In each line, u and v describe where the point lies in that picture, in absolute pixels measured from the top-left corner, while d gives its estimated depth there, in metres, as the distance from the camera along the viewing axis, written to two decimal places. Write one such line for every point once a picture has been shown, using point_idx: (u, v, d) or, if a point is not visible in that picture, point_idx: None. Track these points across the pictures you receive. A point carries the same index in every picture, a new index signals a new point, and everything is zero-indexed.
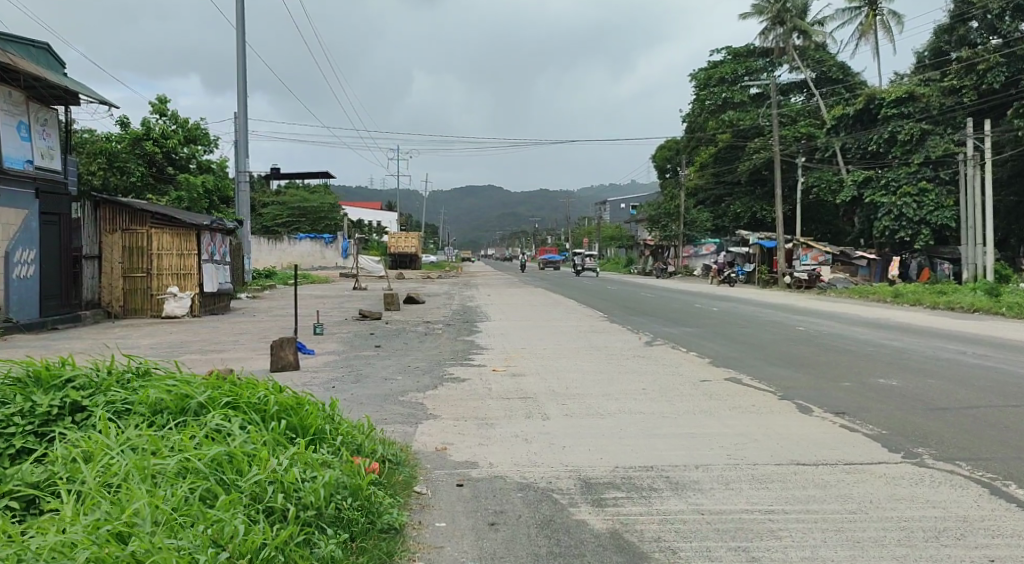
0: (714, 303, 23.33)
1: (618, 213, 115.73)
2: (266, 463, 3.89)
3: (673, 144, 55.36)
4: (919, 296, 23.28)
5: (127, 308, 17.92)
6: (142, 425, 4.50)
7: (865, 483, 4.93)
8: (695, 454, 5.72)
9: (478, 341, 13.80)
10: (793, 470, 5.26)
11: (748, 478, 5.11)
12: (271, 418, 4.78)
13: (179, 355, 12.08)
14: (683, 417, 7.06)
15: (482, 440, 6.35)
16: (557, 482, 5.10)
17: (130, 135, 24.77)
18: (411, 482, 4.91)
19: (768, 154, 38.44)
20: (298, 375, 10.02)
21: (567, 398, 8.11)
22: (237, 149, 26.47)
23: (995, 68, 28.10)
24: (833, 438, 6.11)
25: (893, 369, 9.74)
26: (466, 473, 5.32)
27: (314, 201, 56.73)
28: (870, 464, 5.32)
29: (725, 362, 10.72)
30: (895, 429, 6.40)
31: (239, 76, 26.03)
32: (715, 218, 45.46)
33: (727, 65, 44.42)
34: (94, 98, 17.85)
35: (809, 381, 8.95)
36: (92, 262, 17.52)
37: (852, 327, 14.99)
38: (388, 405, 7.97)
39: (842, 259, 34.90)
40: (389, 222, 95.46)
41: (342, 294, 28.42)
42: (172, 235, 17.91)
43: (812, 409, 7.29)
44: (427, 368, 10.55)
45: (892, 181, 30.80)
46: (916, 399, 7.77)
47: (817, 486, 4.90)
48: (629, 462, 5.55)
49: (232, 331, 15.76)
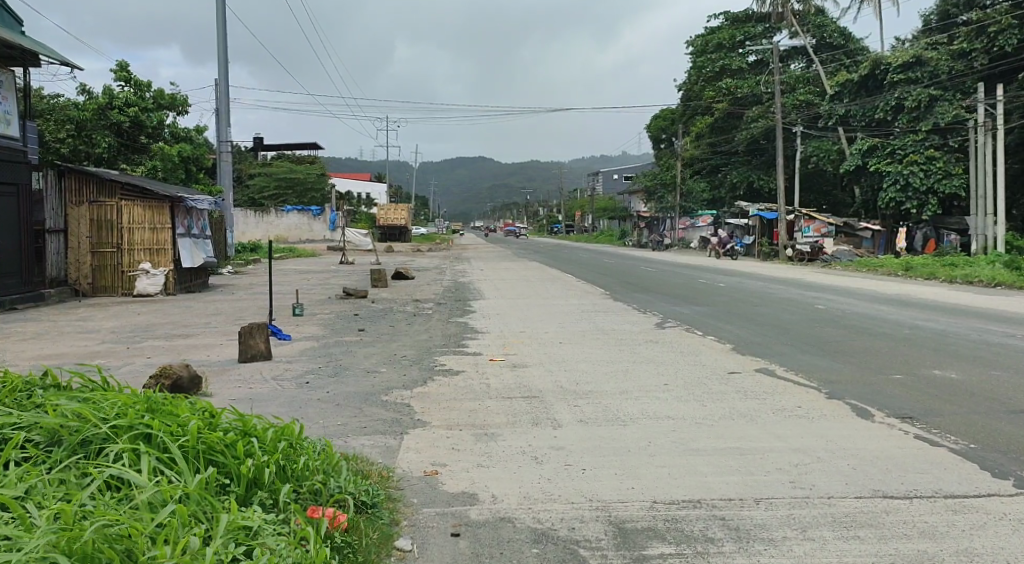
0: (718, 277, 22.09)
1: (611, 184, 112.67)
2: (178, 560, 2.73)
3: (667, 112, 53.61)
4: (932, 269, 22.14)
5: (96, 286, 16.60)
6: (19, 469, 3.27)
7: (989, 531, 3.75)
8: (750, 482, 4.56)
9: (471, 324, 12.59)
10: (882, 508, 4.08)
11: (830, 522, 3.92)
12: (202, 455, 3.60)
13: (141, 341, 10.81)
14: (721, 425, 5.89)
15: (482, 460, 5.15)
16: (581, 528, 3.92)
17: (94, 104, 22.86)
18: (389, 533, 3.76)
19: (767, 122, 37.08)
20: (269, 367, 8.80)
21: (578, 397, 6.96)
22: (217, 118, 24.98)
23: (1007, 30, 26.35)
24: (913, 456, 4.96)
25: (942, 357, 8.58)
26: (462, 514, 4.14)
27: (301, 170, 54.90)
28: (979, 500, 4.15)
29: (749, 348, 9.57)
30: (985, 442, 5.24)
31: (219, 41, 24.43)
32: (712, 188, 43.73)
33: (725, 31, 42.81)
34: (56, 57, 16.37)
35: (853, 373, 7.81)
36: (57, 236, 16.18)
37: (875, 305, 13.88)
38: (367, 406, 6.80)
39: (845, 230, 33.81)
40: (379, 194, 93.24)
41: (328, 269, 27.13)
42: (144, 208, 16.51)
43: (872, 412, 6.14)
44: (415, 358, 9.33)
45: (899, 148, 29.24)
46: (988, 398, 6.60)
47: (927, 536, 3.71)
48: (670, 495, 4.38)
49: (205, 311, 14.52)
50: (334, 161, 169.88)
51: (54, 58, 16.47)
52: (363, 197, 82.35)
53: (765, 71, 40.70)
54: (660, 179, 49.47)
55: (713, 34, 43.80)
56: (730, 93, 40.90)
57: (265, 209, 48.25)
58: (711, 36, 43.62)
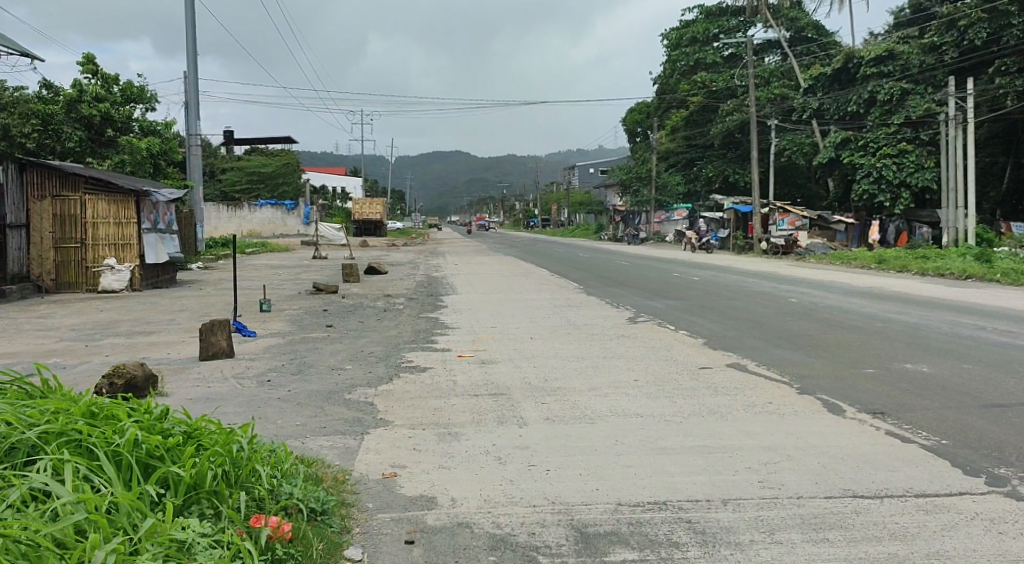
0: (693, 271, 22.07)
1: (587, 178, 113.01)
2: None
3: (643, 106, 53.67)
4: (904, 262, 22.30)
5: (61, 282, 16.10)
6: None
7: (961, 531, 3.65)
8: (717, 481, 4.44)
9: (442, 319, 12.37)
10: (852, 508, 3.97)
11: (798, 523, 3.80)
12: (137, 463, 3.36)
13: (101, 339, 10.46)
14: (690, 422, 5.75)
15: (443, 461, 4.96)
16: (542, 533, 3.76)
17: (64, 97, 22.39)
18: (337, 542, 3.57)
19: (742, 116, 37.21)
20: (230, 365, 8.54)
21: (546, 395, 6.78)
22: (186, 111, 24.51)
23: (976, 25, 26.54)
24: (885, 452, 4.87)
25: (915, 351, 8.52)
26: (419, 519, 3.95)
27: (272, 164, 54.04)
28: (950, 498, 4.06)
29: (721, 342, 9.46)
30: (958, 438, 5.16)
31: (188, 33, 23.98)
32: (687, 182, 43.78)
33: (700, 24, 42.79)
34: (16, 48, 15.89)
35: (825, 368, 7.73)
36: (19, 231, 15.68)
37: (848, 297, 13.89)
38: (329, 405, 6.59)
39: (819, 223, 33.96)
40: (354, 188, 92.39)
41: (300, 264, 26.74)
42: (109, 202, 16.19)
43: (843, 408, 6.05)
44: (382, 355, 9.09)
45: (871, 142, 29.41)
46: (960, 391, 6.55)
47: (897, 538, 3.60)
48: (635, 497, 4.24)
49: (170, 307, 14.15)
50: (309, 155, 168.13)
51: (14, 49, 16.01)
52: (337, 191, 81.50)
53: (739, 65, 40.79)
54: (635, 173, 49.49)
55: (687, 27, 43.82)
56: (705, 86, 40.84)
57: (237, 204, 47.50)
58: (686, 29, 43.58)
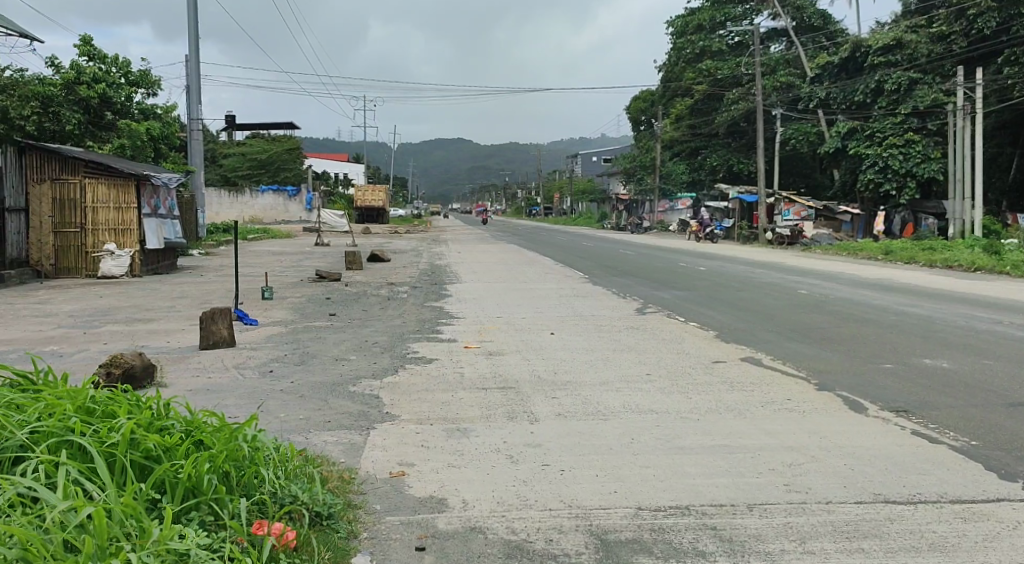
0: (697, 260, 21.86)
1: (590, 166, 112.71)
2: None
3: (647, 94, 53.40)
4: (911, 253, 22.06)
5: (59, 267, 15.89)
6: None
7: (1005, 542, 3.44)
8: (742, 484, 4.24)
9: (446, 308, 12.17)
10: (886, 515, 3.78)
11: (831, 531, 3.61)
12: (130, 463, 3.15)
13: (100, 326, 10.26)
14: (708, 421, 5.53)
15: (453, 460, 4.76)
16: (559, 540, 3.56)
17: (62, 79, 22.07)
18: (344, 549, 3.38)
19: (748, 104, 36.87)
20: (231, 354, 8.33)
21: (555, 389, 6.57)
22: (187, 95, 24.17)
23: (985, 13, 26.24)
24: (914, 454, 4.66)
25: (931, 346, 8.30)
26: (430, 523, 3.76)
27: (272, 150, 53.59)
28: (989, 505, 3.86)
29: (732, 335, 9.24)
30: (988, 439, 4.94)
31: (190, 16, 23.60)
32: (691, 171, 43.34)
33: (705, 11, 42.14)
34: (14, 29, 15.59)
35: (843, 362, 7.51)
36: (18, 216, 15.46)
37: (857, 289, 13.68)
38: (333, 398, 6.38)
39: (825, 214, 34.29)
40: (355, 175, 91.83)
41: (302, 251, 26.51)
42: (108, 187, 15.85)
43: (865, 406, 5.84)
44: (386, 346, 8.89)
45: (878, 131, 28.81)
46: (984, 389, 6.34)
47: (938, 550, 3.39)
48: (655, 501, 4.03)
49: (170, 294, 13.94)
50: (310, 141, 167.38)
51: (11, 30, 15.70)
52: (339, 178, 81.15)
53: (745, 53, 40.40)
54: (638, 161, 49.61)
55: (693, 14, 43.36)
56: (710, 74, 40.50)
57: (239, 190, 47.21)
58: (691, 17, 43.13)
